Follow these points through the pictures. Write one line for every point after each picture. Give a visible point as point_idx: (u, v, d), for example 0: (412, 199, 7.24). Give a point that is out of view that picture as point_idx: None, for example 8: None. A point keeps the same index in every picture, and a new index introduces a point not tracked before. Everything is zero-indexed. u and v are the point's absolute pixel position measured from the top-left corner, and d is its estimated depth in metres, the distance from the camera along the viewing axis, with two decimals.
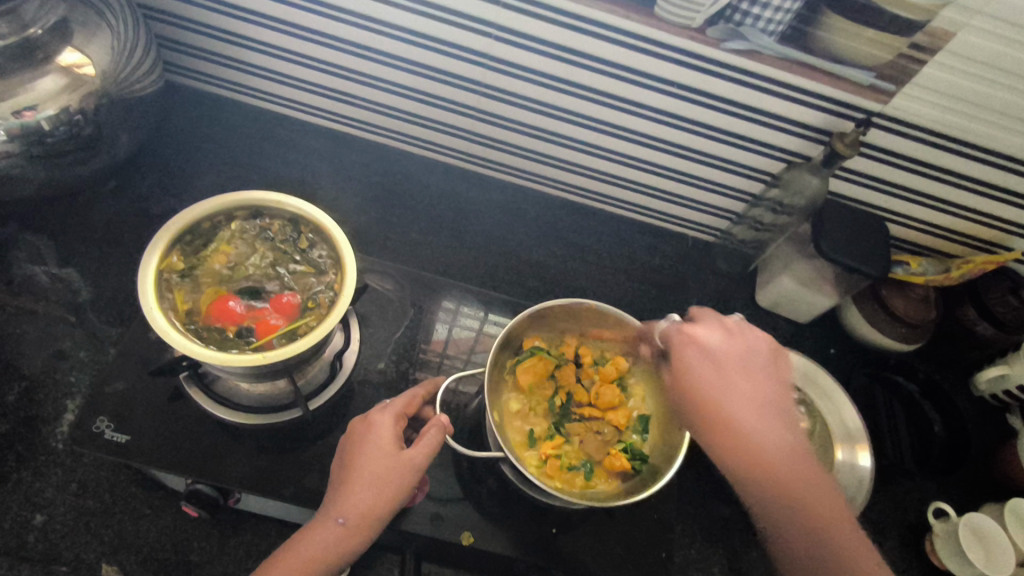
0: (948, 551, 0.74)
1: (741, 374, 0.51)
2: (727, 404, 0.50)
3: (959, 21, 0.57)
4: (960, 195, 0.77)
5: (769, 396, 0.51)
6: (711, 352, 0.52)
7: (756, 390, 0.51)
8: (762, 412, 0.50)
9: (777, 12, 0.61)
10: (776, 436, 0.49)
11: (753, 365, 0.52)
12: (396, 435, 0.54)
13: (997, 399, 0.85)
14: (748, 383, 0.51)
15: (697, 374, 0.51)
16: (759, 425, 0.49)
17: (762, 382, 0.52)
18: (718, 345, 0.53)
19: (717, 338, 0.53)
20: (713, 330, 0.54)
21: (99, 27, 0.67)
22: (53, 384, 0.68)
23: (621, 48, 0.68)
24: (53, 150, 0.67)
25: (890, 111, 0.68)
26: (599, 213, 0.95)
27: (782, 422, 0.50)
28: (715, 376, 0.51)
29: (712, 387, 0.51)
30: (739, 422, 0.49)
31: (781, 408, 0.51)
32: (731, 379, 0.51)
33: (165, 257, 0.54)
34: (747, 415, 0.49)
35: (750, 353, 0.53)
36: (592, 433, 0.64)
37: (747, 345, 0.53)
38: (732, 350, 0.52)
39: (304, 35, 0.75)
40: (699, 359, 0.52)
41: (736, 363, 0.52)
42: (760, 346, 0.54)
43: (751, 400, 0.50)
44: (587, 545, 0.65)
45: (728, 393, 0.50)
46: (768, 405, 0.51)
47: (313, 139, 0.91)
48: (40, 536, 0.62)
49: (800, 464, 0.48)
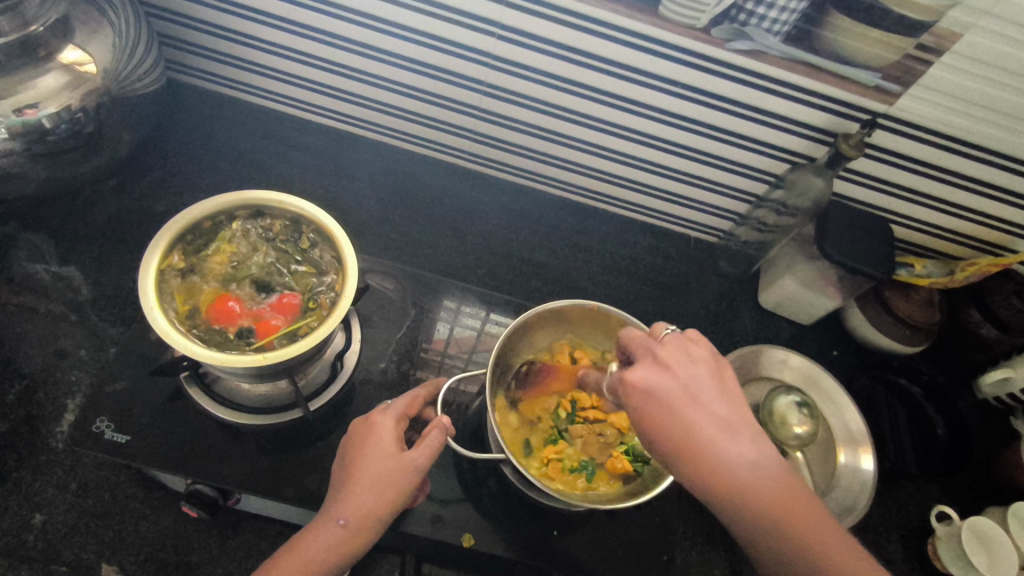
0: (951, 554, 0.73)
1: (695, 410, 0.45)
2: (692, 451, 0.44)
3: (966, 22, 0.57)
4: (965, 197, 0.77)
5: (733, 419, 0.46)
6: (659, 397, 0.45)
7: (716, 420, 0.45)
8: (728, 442, 0.45)
9: (782, 12, 0.60)
10: (745, 467, 0.44)
11: (705, 391, 0.46)
12: (396, 436, 0.54)
13: (1001, 402, 0.84)
14: (706, 418, 0.45)
15: (651, 424, 0.45)
16: (728, 460, 0.44)
17: (719, 407, 0.46)
18: (662, 387, 0.46)
19: (658, 379, 0.46)
20: (652, 368, 0.47)
21: (101, 25, 0.67)
22: (53, 383, 0.68)
23: (625, 47, 0.67)
24: (54, 148, 0.67)
25: (895, 112, 0.67)
26: (601, 213, 0.95)
27: (749, 445, 0.45)
28: (669, 421, 0.45)
29: (672, 435, 0.45)
30: (709, 465, 0.44)
31: (745, 429, 0.46)
32: (689, 422, 0.45)
33: (166, 256, 0.54)
34: (715, 456, 0.44)
35: (696, 380, 0.46)
36: (595, 436, 0.63)
37: (690, 372, 0.47)
38: (678, 387, 0.46)
39: (306, 33, 0.75)
40: (648, 408, 0.46)
41: (687, 400, 0.45)
42: (705, 366, 0.47)
43: (714, 434, 0.45)
44: (588, 548, 0.65)
45: (691, 438, 0.44)
46: (735, 428, 0.46)
47: (315, 138, 0.90)
48: (40, 536, 0.62)
49: (778, 487, 0.44)
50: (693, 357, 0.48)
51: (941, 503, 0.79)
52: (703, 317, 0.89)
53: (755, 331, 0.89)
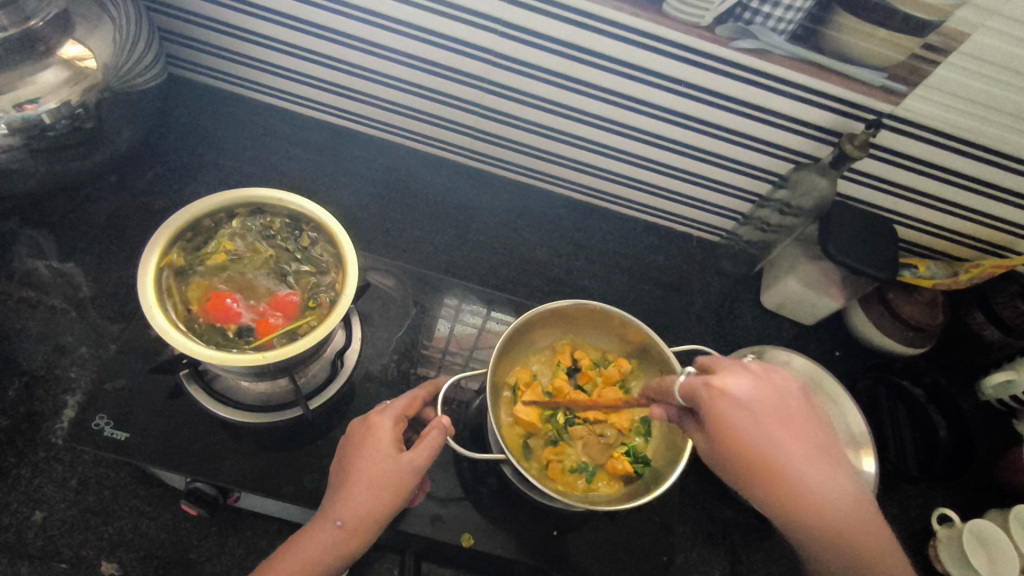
0: (952, 558, 0.73)
1: (780, 425, 0.46)
2: (776, 464, 0.45)
3: (974, 22, 0.56)
4: (970, 197, 0.76)
5: (814, 441, 0.47)
6: (748, 408, 0.46)
7: (800, 441, 0.46)
8: (810, 460, 0.46)
9: (788, 11, 0.60)
10: (825, 488, 0.46)
11: (787, 407, 0.47)
12: (395, 437, 0.54)
13: (1004, 403, 0.84)
14: (792, 434, 0.46)
15: (737, 435, 0.45)
16: (807, 478, 0.46)
17: (801, 426, 0.48)
18: (751, 397, 0.46)
19: (748, 391, 0.46)
20: (741, 377, 0.47)
21: (101, 20, 0.67)
22: (54, 380, 0.68)
23: (630, 46, 0.67)
24: (54, 144, 0.67)
25: (900, 112, 0.67)
26: (603, 212, 0.94)
27: (827, 463, 0.47)
28: (756, 434, 0.45)
29: (764, 453, 0.45)
30: (791, 481, 0.45)
31: (822, 447, 0.47)
32: (776, 437, 0.46)
33: (165, 254, 0.53)
34: (795, 471, 0.46)
35: (781, 397, 0.48)
36: (596, 437, 0.63)
37: (775, 389, 0.48)
38: (765, 400, 0.47)
39: (309, 29, 0.74)
40: (737, 418, 0.45)
41: (774, 415, 0.46)
42: (790, 385, 0.49)
43: (797, 452, 0.46)
44: (587, 547, 0.65)
45: (777, 453, 0.45)
46: (812, 448, 0.47)
47: (316, 134, 0.90)
48: (40, 533, 0.62)
49: (848, 503, 0.46)
50: (775, 376, 0.49)
51: (942, 506, 0.79)
52: (705, 316, 0.89)
53: (756, 331, 0.89)
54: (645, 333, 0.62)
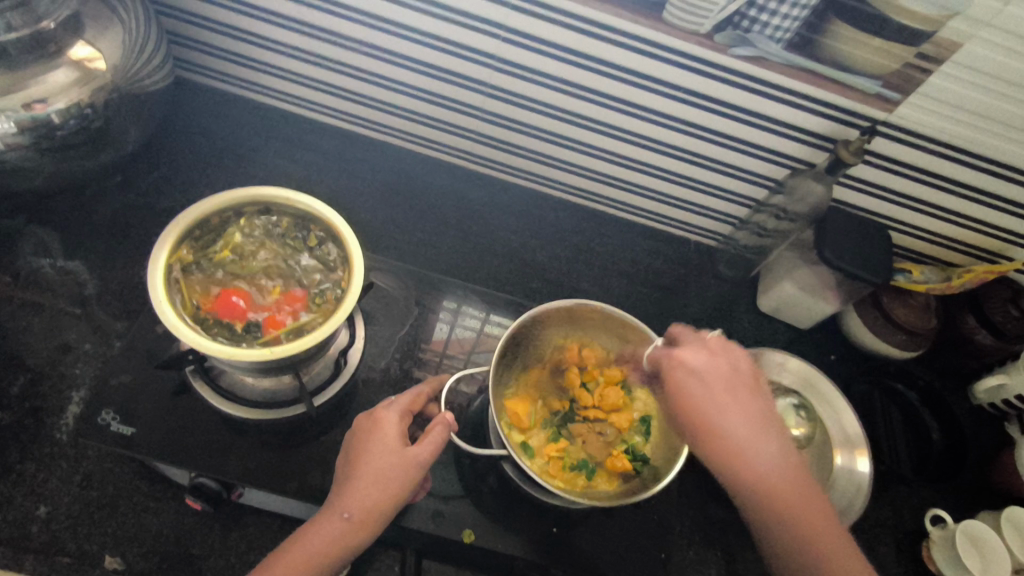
0: (945, 558, 0.74)
1: (733, 399, 0.53)
2: (726, 436, 0.52)
3: (966, 33, 0.58)
4: (962, 204, 0.78)
5: (759, 416, 0.53)
6: (702, 379, 0.53)
7: (745, 412, 0.53)
8: (758, 435, 0.52)
9: (785, 19, 0.61)
10: (765, 459, 0.51)
11: (740, 384, 0.54)
12: (400, 432, 0.55)
13: (996, 408, 0.85)
14: (739, 405, 0.53)
15: (689, 402, 0.53)
16: (755, 454, 0.51)
17: (749, 399, 0.54)
18: (706, 367, 0.54)
19: (702, 361, 0.54)
20: (699, 351, 0.55)
21: (111, 22, 0.68)
22: (59, 377, 0.69)
23: (631, 52, 0.68)
24: (62, 143, 0.68)
25: (895, 120, 0.68)
26: (602, 216, 0.96)
27: (772, 440, 0.53)
28: (708, 405, 0.52)
29: (704, 419, 0.52)
30: (740, 454, 0.51)
31: (771, 424, 0.54)
32: (723, 406, 0.52)
33: (175, 250, 0.54)
34: (744, 443, 0.51)
35: (736, 372, 0.55)
36: (596, 434, 0.65)
37: (732, 363, 0.55)
38: (719, 374, 0.54)
39: (315, 33, 0.75)
40: (689, 384, 0.53)
41: (727, 388, 0.53)
42: (744, 365, 0.56)
43: (748, 427, 0.52)
44: (587, 544, 0.66)
45: (722, 421, 0.52)
46: (756, 419, 0.53)
47: (320, 137, 0.91)
48: (44, 527, 0.62)
49: (795, 484, 0.51)
50: (736, 357, 0.56)
51: (935, 507, 0.80)
52: (702, 320, 0.90)
53: (752, 335, 0.90)
54: (646, 336, 0.63)
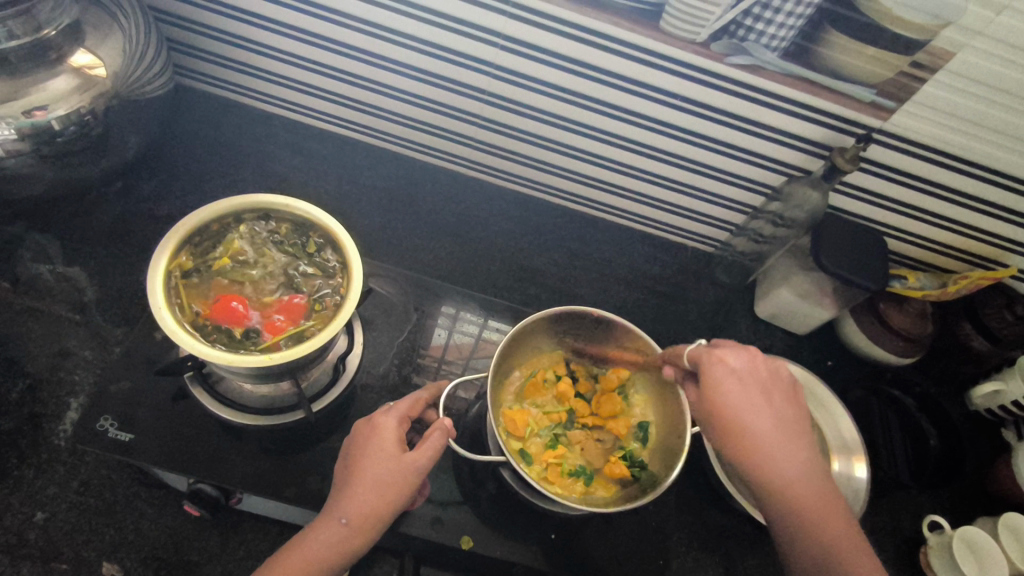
0: (943, 564, 0.74)
1: (768, 405, 0.53)
2: (758, 440, 0.52)
3: (959, 42, 0.58)
4: (957, 211, 0.78)
5: (790, 420, 0.54)
6: (741, 383, 0.53)
7: (777, 417, 0.53)
8: (788, 443, 0.53)
9: (781, 28, 0.62)
10: (793, 464, 0.53)
11: (775, 390, 0.54)
12: (399, 438, 0.55)
13: (993, 413, 0.85)
14: (773, 410, 0.53)
15: (725, 404, 0.53)
16: (784, 460, 0.52)
17: (782, 405, 0.54)
18: (745, 369, 0.54)
19: (743, 363, 0.54)
20: (740, 353, 0.54)
21: (112, 30, 0.68)
22: (57, 383, 0.69)
23: (629, 61, 0.69)
24: (63, 149, 0.68)
25: (890, 128, 0.69)
26: (600, 222, 0.96)
27: (801, 445, 0.54)
28: (744, 409, 0.52)
29: (738, 422, 0.52)
30: (768, 459, 0.52)
31: (801, 432, 0.54)
32: (758, 410, 0.53)
33: (174, 257, 0.55)
34: (775, 450, 0.52)
35: (773, 378, 0.55)
36: (594, 442, 0.65)
37: (770, 367, 0.55)
38: (757, 378, 0.54)
39: (314, 41, 0.76)
40: (729, 387, 0.53)
41: (765, 393, 0.54)
42: (781, 370, 0.56)
43: (780, 434, 0.53)
44: (585, 551, 0.66)
45: (755, 425, 0.52)
46: (787, 424, 0.54)
47: (319, 144, 0.92)
48: (41, 534, 0.62)
49: (817, 492, 0.53)
50: (775, 361, 0.56)
51: (933, 513, 0.80)
52: (700, 326, 0.90)
53: (750, 341, 0.91)
54: (641, 339, 0.63)
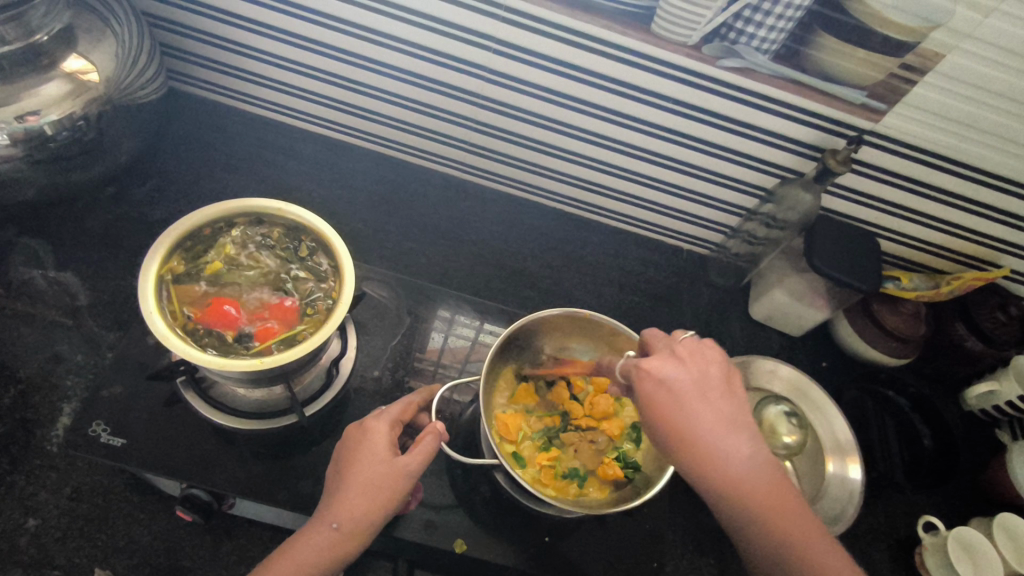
0: (937, 564, 0.74)
1: (706, 405, 0.50)
2: (698, 445, 0.49)
3: (949, 44, 0.59)
4: (950, 212, 0.79)
5: (734, 420, 0.51)
6: (672, 388, 0.51)
7: (717, 420, 0.50)
8: (734, 443, 0.49)
9: (771, 31, 0.62)
10: (740, 467, 0.49)
11: (712, 389, 0.51)
12: (390, 441, 0.55)
13: (988, 415, 0.86)
14: (713, 411, 0.50)
15: (658, 412, 0.50)
16: (731, 461, 0.49)
17: (723, 404, 0.51)
18: (675, 376, 0.51)
19: (673, 369, 0.51)
20: (668, 360, 0.52)
21: (104, 34, 0.68)
22: (50, 388, 0.68)
23: (619, 63, 0.69)
24: (56, 155, 0.68)
25: (881, 130, 0.69)
26: (594, 225, 0.96)
27: (748, 444, 0.50)
28: (678, 414, 0.50)
29: (673, 432, 0.50)
30: (713, 464, 0.49)
31: (749, 429, 0.51)
32: (693, 414, 0.50)
33: (165, 262, 0.55)
34: (717, 450, 0.49)
35: (709, 377, 0.52)
36: (587, 443, 0.64)
37: (704, 367, 0.52)
38: (690, 381, 0.51)
39: (306, 45, 0.76)
40: (659, 396, 0.51)
41: (700, 394, 0.51)
42: (717, 367, 0.53)
43: (722, 434, 0.50)
44: (578, 554, 0.66)
45: (691, 430, 0.49)
46: (731, 425, 0.50)
47: (313, 147, 0.92)
48: (33, 540, 0.62)
49: (773, 490, 0.49)
50: (712, 359, 0.53)
51: (928, 513, 0.80)
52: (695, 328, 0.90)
53: (745, 342, 0.91)
54: (633, 341, 0.63)
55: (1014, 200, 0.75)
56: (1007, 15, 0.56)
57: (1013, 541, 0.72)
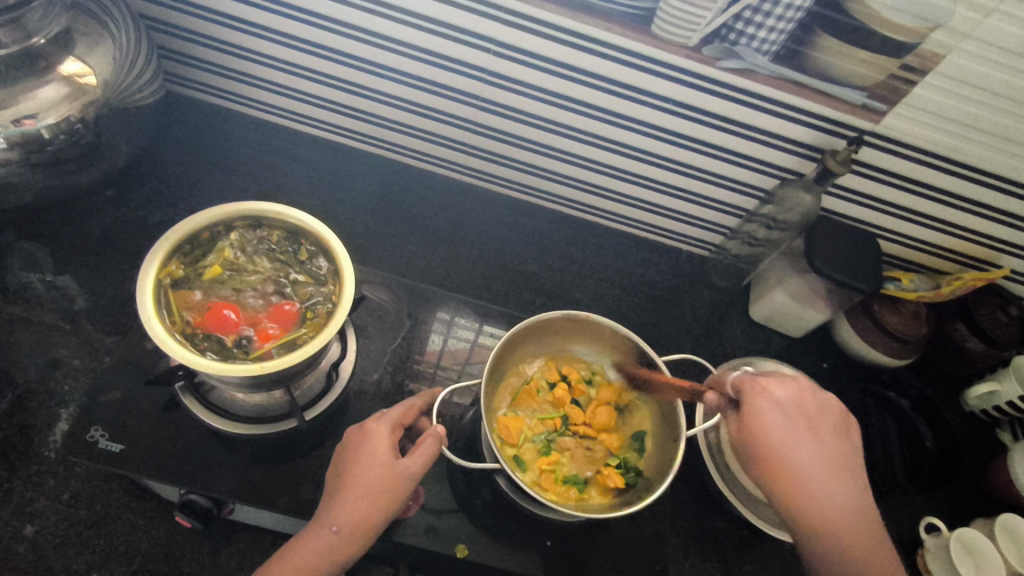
0: (940, 566, 0.73)
1: (810, 437, 0.53)
2: (799, 472, 0.52)
3: (948, 44, 0.59)
4: (950, 212, 0.78)
5: (833, 454, 0.54)
6: (782, 410, 0.54)
7: (818, 447, 0.53)
8: (831, 477, 0.53)
9: (772, 33, 0.62)
10: (830, 496, 0.52)
11: (820, 423, 0.55)
12: (391, 444, 0.54)
13: (988, 414, 0.85)
14: (814, 440, 0.53)
15: (767, 433, 0.53)
16: (823, 490, 0.52)
17: (826, 438, 0.54)
18: (787, 400, 0.54)
19: (787, 393, 0.54)
20: (784, 386, 0.55)
21: (101, 37, 0.68)
22: (47, 393, 0.68)
23: (619, 65, 0.69)
24: (53, 158, 0.67)
25: (881, 130, 0.69)
26: (594, 227, 0.96)
27: (843, 480, 0.53)
28: (785, 438, 0.53)
29: (773, 449, 0.52)
30: (811, 493, 0.52)
31: (845, 469, 0.54)
32: (797, 438, 0.53)
33: (164, 266, 0.54)
34: (814, 477, 0.52)
35: (819, 411, 0.55)
36: (584, 450, 0.64)
37: (815, 400, 0.55)
38: (801, 408, 0.54)
39: (307, 48, 0.76)
40: (769, 414, 0.53)
41: (807, 425, 0.54)
42: (827, 406, 0.56)
43: (822, 468, 0.53)
44: (579, 559, 0.65)
45: (791, 452, 0.52)
46: (830, 458, 0.53)
47: (312, 150, 0.91)
48: (31, 547, 0.61)
49: (856, 526, 0.52)
50: (821, 396, 0.56)
51: (930, 514, 0.80)
52: (696, 329, 0.90)
53: (745, 344, 0.91)
54: (636, 343, 0.63)
55: (1014, 200, 0.75)
56: (1008, 16, 0.56)
57: (1015, 542, 0.72)
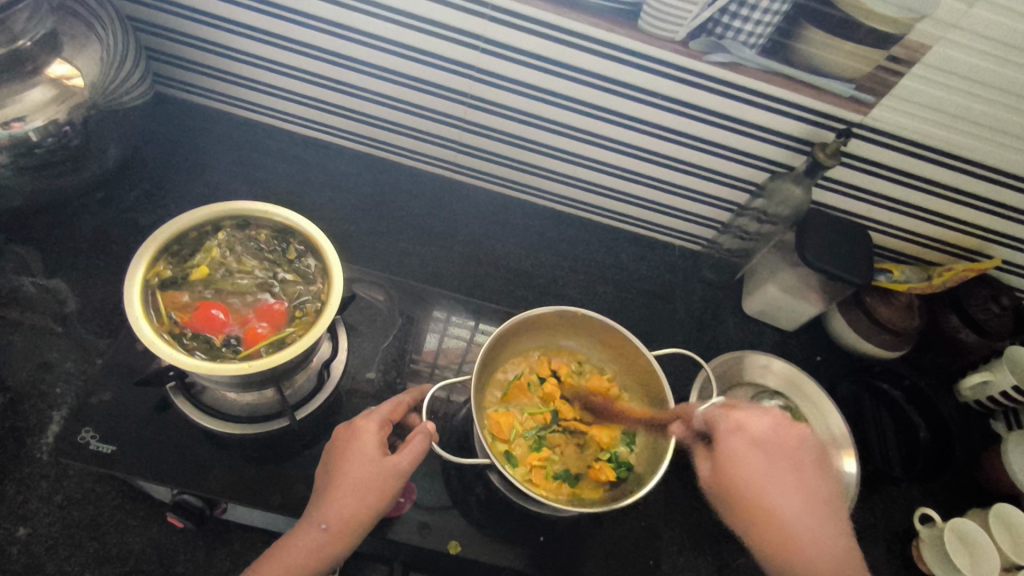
0: (935, 557, 0.73)
1: (789, 474, 0.54)
2: (777, 512, 0.52)
3: (935, 35, 0.59)
4: (940, 204, 0.79)
5: (809, 491, 0.54)
6: (755, 444, 0.54)
7: (791, 482, 0.53)
8: (812, 516, 0.52)
9: (756, 26, 0.62)
10: (807, 533, 0.51)
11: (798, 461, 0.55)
12: (380, 441, 0.55)
13: (982, 405, 0.86)
14: (789, 475, 0.54)
15: (740, 468, 0.53)
16: (800, 527, 0.52)
17: (802, 473, 0.54)
18: (762, 435, 0.54)
19: (763, 427, 0.55)
20: (761, 421, 0.55)
21: (88, 39, 0.67)
22: (39, 396, 0.68)
23: (606, 61, 0.69)
24: (41, 161, 0.67)
25: (870, 122, 0.69)
26: (587, 223, 0.96)
27: (821, 518, 0.52)
28: (762, 476, 0.53)
29: (744, 483, 0.53)
30: (786, 530, 0.51)
31: (826, 507, 0.54)
32: (771, 472, 0.53)
33: (152, 266, 0.54)
34: (787, 513, 0.52)
35: (797, 448, 0.55)
36: (574, 446, 0.65)
37: (793, 437, 0.55)
38: (776, 444, 0.54)
39: (298, 49, 0.76)
40: (742, 450, 0.54)
41: (784, 460, 0.54)
42: (807, 444, 0.56)
43: (802, 506, 0.53)
44: (573, 553, 0.65)
45: (764, 486, 0.53)
46: (806, 495, 0.53)
47: (304, 150, 0.91)
48: (23, 549, 0.61)
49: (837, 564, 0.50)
50: (801, 430, 0.56)
51: (923, 505, 0.80)
52: (689, 324, 0.90)
53: (738, 337, 0.91)
54: (625, 336, 0.63)
55: (1004, 190, 0.75)
56: (993, 6, 0.56)
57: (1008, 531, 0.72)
